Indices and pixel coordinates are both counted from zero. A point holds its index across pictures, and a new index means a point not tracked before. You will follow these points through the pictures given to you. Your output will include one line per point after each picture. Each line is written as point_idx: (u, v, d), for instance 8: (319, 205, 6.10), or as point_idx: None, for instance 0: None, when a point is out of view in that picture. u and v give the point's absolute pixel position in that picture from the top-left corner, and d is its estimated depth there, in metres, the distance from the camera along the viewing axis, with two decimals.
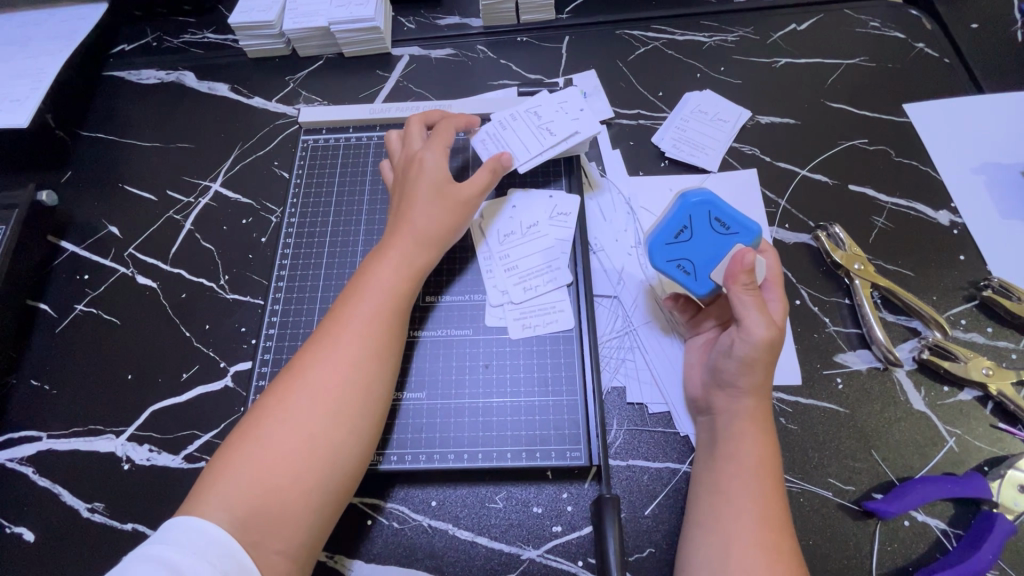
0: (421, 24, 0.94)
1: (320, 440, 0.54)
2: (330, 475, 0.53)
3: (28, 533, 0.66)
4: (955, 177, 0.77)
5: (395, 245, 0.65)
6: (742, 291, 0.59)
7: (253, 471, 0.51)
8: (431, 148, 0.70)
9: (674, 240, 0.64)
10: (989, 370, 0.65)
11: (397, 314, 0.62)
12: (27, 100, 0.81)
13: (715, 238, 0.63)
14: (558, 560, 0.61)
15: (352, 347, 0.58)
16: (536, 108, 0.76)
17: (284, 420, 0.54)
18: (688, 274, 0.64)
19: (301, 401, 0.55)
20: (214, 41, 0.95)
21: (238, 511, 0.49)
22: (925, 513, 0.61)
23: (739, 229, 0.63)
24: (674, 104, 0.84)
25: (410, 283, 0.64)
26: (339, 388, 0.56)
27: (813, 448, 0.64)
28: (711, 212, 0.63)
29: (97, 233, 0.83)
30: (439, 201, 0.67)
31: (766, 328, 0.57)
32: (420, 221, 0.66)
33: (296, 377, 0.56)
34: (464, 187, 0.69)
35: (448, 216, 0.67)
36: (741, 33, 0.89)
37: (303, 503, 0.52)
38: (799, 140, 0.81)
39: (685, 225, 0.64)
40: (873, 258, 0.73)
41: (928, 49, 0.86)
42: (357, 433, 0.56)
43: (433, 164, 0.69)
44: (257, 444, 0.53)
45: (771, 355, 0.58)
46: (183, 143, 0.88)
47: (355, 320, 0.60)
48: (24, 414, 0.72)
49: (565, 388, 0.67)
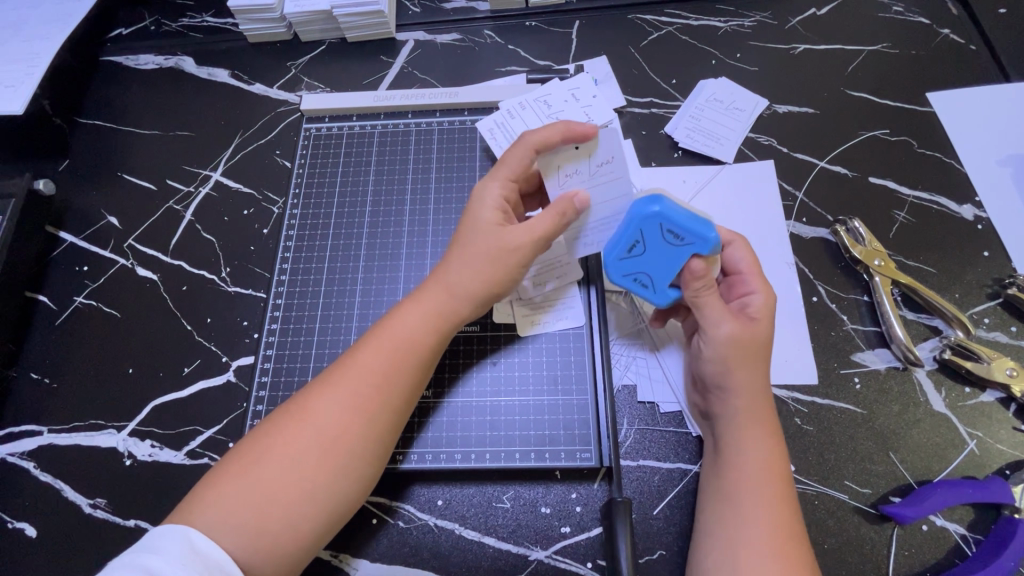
0: (426, 7, 0.91)
1: (317, 493, 0.51)
2: (323, 521, 0.52)
3: (30, 529, 0.65)
4: (980, 169, 0.75)
5: (425, 290, 0.60)
6: (694, 295, 0.58)
7: (247, 511, 0.49)
8: (494, 180, 0.63)
9: (626, 254, 0.59)
10: (1013, 370, 0.62)
11: (419, 369, 0.58)
12: (22, 86, 0.78)
13: (669, 251, 0.58)
14: (565, 561, 0.60)
15: (367, 395, 0.54)
16: (547, 97, 0.76)
17: (282, 466, 0.51)
18: (646, 287, 0.61)
19: (305, 447, 0.52)
20: (213, 24, 0.92)
21: (231, 541, 0.48)
22: (943, 517, 0.59)
23: (693, 239, 0.57)
24: (688, 93, 0.81)
25: (437, 329, 0.59)
26: (348, 440, 0.53)
27: (829, 450, 0.62)
28: (661, 223, 0.57)
29: (97, 223, 0.81)
30: (479, 245, 0.60)
31: (732, 326, 0.58)
32: (457, 270, 0.59)
33: (302, 417, 0.53)
34: (512, 231, 0.59)
35: (487, 263, 0.59)
36: (758, 18, 0.86)
37: (295, 546, 0.50)
38: (817, 131, 0.78)
39: (637, 238, 0.58)
40: (893, 254, 0.71)
41: (953, 35, 0.83)
42: (356, 486, 0.54)
43: (490, 202, 0.62)
44: (250, 483, 0.50)
45: (742, 354, 0.57)
46: (183, 130, 0.86)
47: (372, 367, 0.55)
48: (24, 408, 0.71)
49: (575, 386, 0.65)
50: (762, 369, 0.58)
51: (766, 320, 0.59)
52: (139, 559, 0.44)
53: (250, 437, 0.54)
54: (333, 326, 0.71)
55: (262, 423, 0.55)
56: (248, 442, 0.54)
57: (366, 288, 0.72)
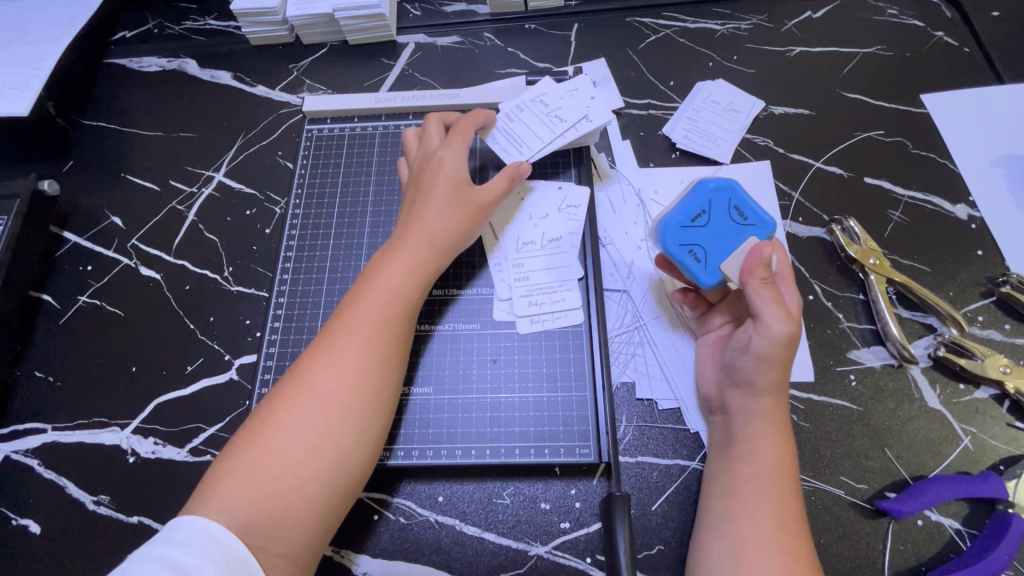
0: (427, 10, 0.92)
1: (323, 450, 0.53)
2: (333, 482, 0.53)
3: (33, 526, 0.66)
4: (974, 170, 0.76)
5: (401, 247, 0.63)
6: (759, 282, 0.56)
7: (257, 479, 0.50)
8: (453, 144, 0.68)
9: (689, 224, 0.63)
10: (1006, 367, 0.63)
11: (403, 319, 0.60)
12: (27, 88, 0.79)
13: (733, 228, 0.62)
14: (565, 556, 0.60)
15: (359, 353, 0.56)
16: (543, 97, 0.74)
17: (285, 429, 0.52)
18: (698, 262, 0.62)
19: (305, 407, 0.54)
20: (215, 27, 0.93)
21: (244, 514, 0.48)
22: (938, 512, 0.60)
23: (755, 220, 0.62)
24: (685, 94, 0.82)
25: (418, 283, 0.62)
26: (346, 395, 0.55)
27: (826, 446, 0.63)
28: (730, 201, 0.63)
29: (100, 224, 0.82)
30: (453, 202, 0.65)
31: (785, 323, 0.55)
32: (429, 225, 0.64)
33: (300, 383, 0.55)
34: (479, 190, 0.67)
35: (461, 218, 0.65)
36: (755, 21, 0.87)
37: (307, 509, 0.51)
38: (813, 132, 0.79)
39: (703, 209, 0.63)
40: (888, 253, 0.72)
41: (947, 38, 0.84)
42: (360, 443, 0.55)
43: (454, 163, 0.67)
44: (258, 450, 0.51)
45: (789, 352, 0.56)
46: (186, 132, 0.87)
47: (360, 326, 0.58)
48: (28, 406, 0.72)
49: (574, 383, 0.66)
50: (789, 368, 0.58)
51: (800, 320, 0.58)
52: (162, 551, 0.44)
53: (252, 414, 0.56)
54: None
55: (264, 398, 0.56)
56: (252, 417, 0.55)
57: None
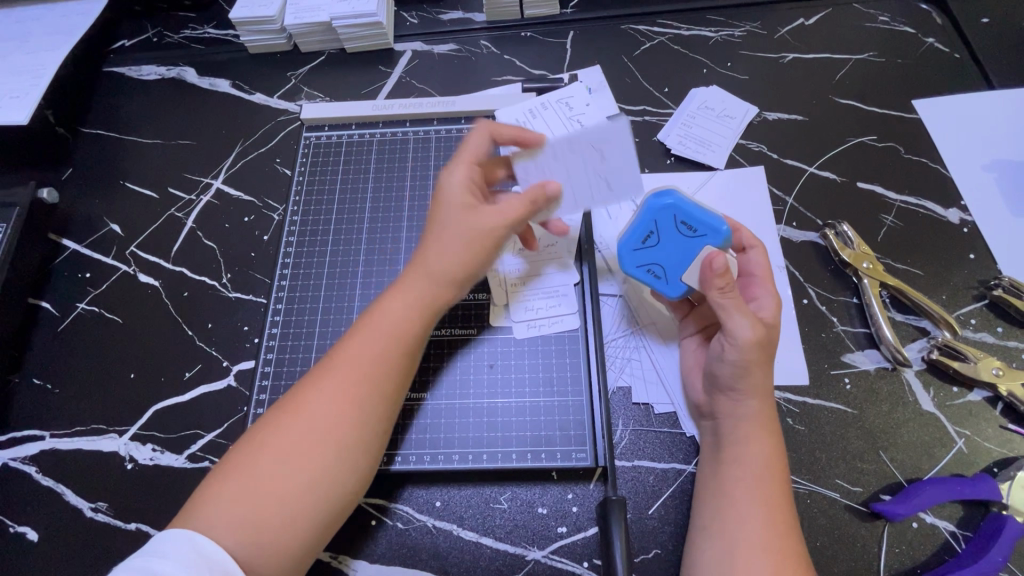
0: (424, 19, 0.92)
1: (312, 484, 0.52)
2: (322, 514, 0.52)
3: (31, 533, 0.66)
4: (966, 174, 0.76)
5: (408, 280, 0.61)
6: (721, 295, 0.58)
7: (244, 510, 0.50)
8: (458, 166, 0.64)
9: (642, 245, 0.64)
10: (999, 370, 0.64)
11: (405, 353, 0.58)
12: (27, 97, 0.80)
13: (684, 242, 0.63)
14: (563, 561, 0.61)
15: (357, 390, 0.55)
16: (603, 145, 0.65)
17: (275, 461, 0.52)
18: (659, 278, 0.65)
19: (299, 439, 0.53)
20: (214, 36, 0.94)
21: (228, 543, 0.48)
22: (933, 514, 0.60)
23: (705, 230, 0.63)
24: (680, 101, 0.83)
25: (424, 319, 0.60)
26: (339, 429, 0.54)
27: (821, 449, 0.63)
28: (676, 215, 0.63)
29: (99, 231, 0.82)
30: (457, 232, 0.60)
31: (751, 328, 0.57)
32: (435, 254, 0.60)
33: (296, 413, 0.54)
34: (486, 215, 0.60)
35: (465, 247, 0.60)
36: (748, 28, 0.88)
37: (294, 537, 0.51)
38: (807, 138, 0.80)
39: (651, 230, 0.64)
40: (881, 257, 0.72)
41: (938, 44, 0.85)
42: (352, 477, 0.54)
43: (456, 185, 0.63)
44: (248, 479, 0.51)
45: (762, 355, 0.57)
46: (185, 139, 0.87)
47: (359, 360, 0.56)
48: (27, 413, 0.72)
49: (570, 388, 0.66)
50: (770, 369, 0.59)
51: (774, 324, 0.59)
52: (148, 564, 0.45)
53: (245, 435, 0.55)
54: (332, 330, 0.72)
55: (258, 422, 0.56)
56: (245, 438, 0.55)
57: (365, 292, 0.74)
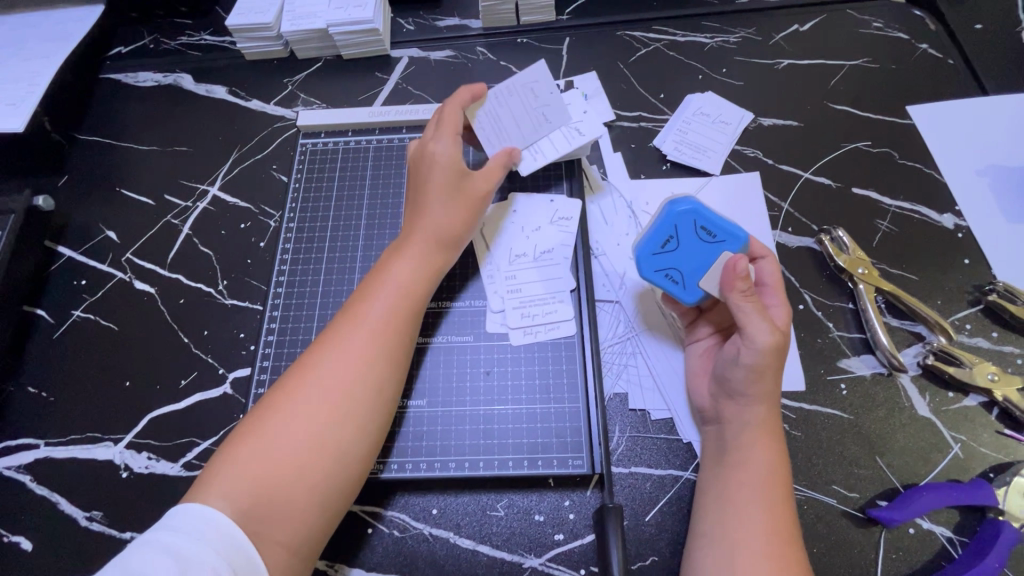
0: (420, 25, 0.93)
1: (325, 441, 0.53)
2: (334, 473, 0.53)
3: (26, 542, 0.65)
4: (960, 180, 0.77)
5: (408, 245, 0.65)
6: (740, 297, 0.58)
7: (257, 468, 0.51)
8: (444, 133, 0.67)
9: (661, 249, 0.64)
10: (994, 375, 0.64)
11: (410, 315, 0.61)
12: (23, 104, 0.80)
13: (704, 247, 0.64)
14: (560, 569, 0.60)
15: (365, 349, 0.58)
16: (534, 85, 0.71)
17: (288, 419, 0.53)
18: (676, 283, 0.64)
19: (311, 398, 0.54)
20: (211, 43, 0.94)
21: (241, 504, 0.49)
22: (929, 520, 0.60)
23: (725, 237, 0.63)
24: (675, 107, 0.83)
25: (426, 282, 0.64)
26: (350, 388, 0.56)
27: (818, 455, 0.63)
28: (697, 221, 0.64)
29: (94, 238, 0.82)
30: (454, 198, 0.66)
31: (771, 333, 0.56)
32: (433, 221, 0.65)
33: (307, 373, 0.56)
34: (475, 179, 0.67)
35: (461, 211, 0.66)
36: (743, 34, 0.88)
37: (306, 498, 0.52)
38: (802, 143, 0.80)
39: (671, 234, 0.64)
40: (877, 262, 0.73)
41: (932, 50, 0.86)
42: (363, 438, 0.56)
43: (446, 153, 0.67)
44: (261, 440, 0.52)
45: (778, 361, 0.57)
46: (181, 146, 0.87)
47: (367, 319, 0.59)
48: (22, 422, 0.72)
49: (567, 395, 0.66)
50: (780, 376, 0.59)
51: (787, 332, 0.60)
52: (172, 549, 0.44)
53: (255, 407, 0.56)
54: None
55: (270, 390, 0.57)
56: (257, 406, 0.56)
57: None
